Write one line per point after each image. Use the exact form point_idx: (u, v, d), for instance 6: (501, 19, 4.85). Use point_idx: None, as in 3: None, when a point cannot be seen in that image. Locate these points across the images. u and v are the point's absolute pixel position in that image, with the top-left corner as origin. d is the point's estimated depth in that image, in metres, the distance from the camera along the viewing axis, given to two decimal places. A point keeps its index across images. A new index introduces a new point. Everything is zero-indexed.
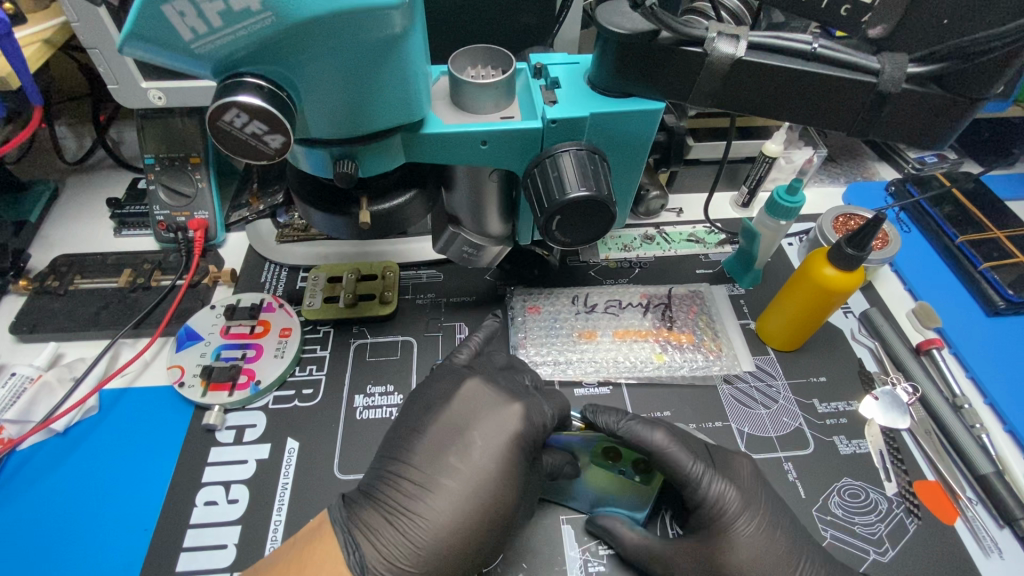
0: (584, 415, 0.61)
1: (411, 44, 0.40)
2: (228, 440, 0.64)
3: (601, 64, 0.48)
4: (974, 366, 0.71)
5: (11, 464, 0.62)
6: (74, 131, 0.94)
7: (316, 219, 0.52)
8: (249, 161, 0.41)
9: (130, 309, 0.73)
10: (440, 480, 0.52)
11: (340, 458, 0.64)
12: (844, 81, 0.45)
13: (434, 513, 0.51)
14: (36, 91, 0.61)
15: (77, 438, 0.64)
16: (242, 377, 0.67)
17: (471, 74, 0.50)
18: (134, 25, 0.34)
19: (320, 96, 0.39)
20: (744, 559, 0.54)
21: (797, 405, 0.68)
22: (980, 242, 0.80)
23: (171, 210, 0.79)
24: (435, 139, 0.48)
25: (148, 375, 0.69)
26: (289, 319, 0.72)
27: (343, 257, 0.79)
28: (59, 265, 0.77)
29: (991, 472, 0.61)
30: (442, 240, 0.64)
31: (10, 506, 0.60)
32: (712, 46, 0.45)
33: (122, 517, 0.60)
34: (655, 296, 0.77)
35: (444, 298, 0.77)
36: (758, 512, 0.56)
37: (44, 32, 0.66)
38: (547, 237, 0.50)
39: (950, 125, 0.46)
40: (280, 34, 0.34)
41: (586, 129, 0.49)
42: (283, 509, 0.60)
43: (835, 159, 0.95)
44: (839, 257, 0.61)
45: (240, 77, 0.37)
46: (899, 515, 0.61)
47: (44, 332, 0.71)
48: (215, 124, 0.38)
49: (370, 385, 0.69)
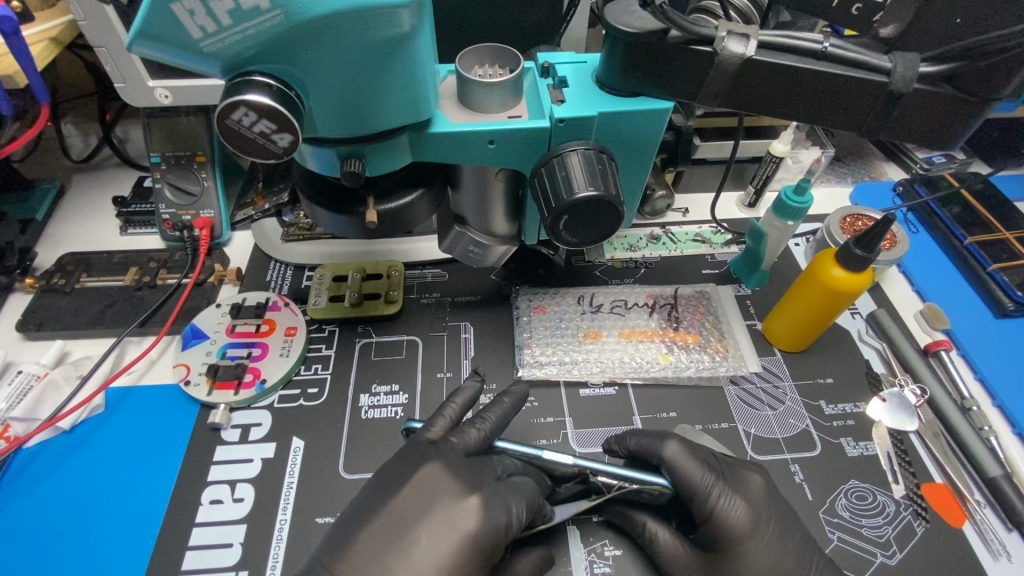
0: (608, 446, 0.63)
1: (419, 42, 0.39)
2: (233, 439, 0.64)
3: (609, 63, 0.48)
4: (982, 368, 0.70)
5: (18, 462, 0.62)
6: (80, 129, 0.94)
7: (322, 218, 0.52)
8: (256, 160, 0.41)
9: (136, 307, 0.73)
10: (445, 517, 0.51)
11: (345, 457, 0.64)
12: (856, 80, 0.44)
13: (426, 563, 0.49)
14: (43, 89, 0.61)
15: (83, 436, 0.65)
16: (247, 375, 0.67)
17: (478, 73, 0.50)
18: (143, 23, 0.34)
19: (329, 94, 0.39)
20: (759, 561, 0.54)
21: (804, 407, 0.68)
22: (988, 243, 0.79)
23: (177, 209, 0.79)
24: (443, 138, 0.48)
25: (154, 373, 0.70)
26: (294, 318, 0.72)
27: (348, 257, 0.79)
28: (65, 264, 0.77)
29: (999, 475, 0.61)
30: (448, 240, 0.64)
31: (19, 502, 0.60)
32: (722, 45, 0.44)
33: (128, 515, 0.60)
34: (661, 296, 0.76)
35: (449, 298, 0.76)
36: (767, 525, 0.55)
37: (52, 30, 0.66)
38: (554, 237, 0.50)
39: (962, 125, 0.46)
40: (288, 32, 0.34)
41: (594, 129, 0.49)
42: (289, 509, 0.60)
43: (842, 159, 0.94)
44: (848, 258, 0.61)
45: (249, 75, 0.37)
46: (907, 518, 0.60)
47: (51, 330, 0.71)
48: (223, 123, 0.38)
49: (374, 384, 0.69)
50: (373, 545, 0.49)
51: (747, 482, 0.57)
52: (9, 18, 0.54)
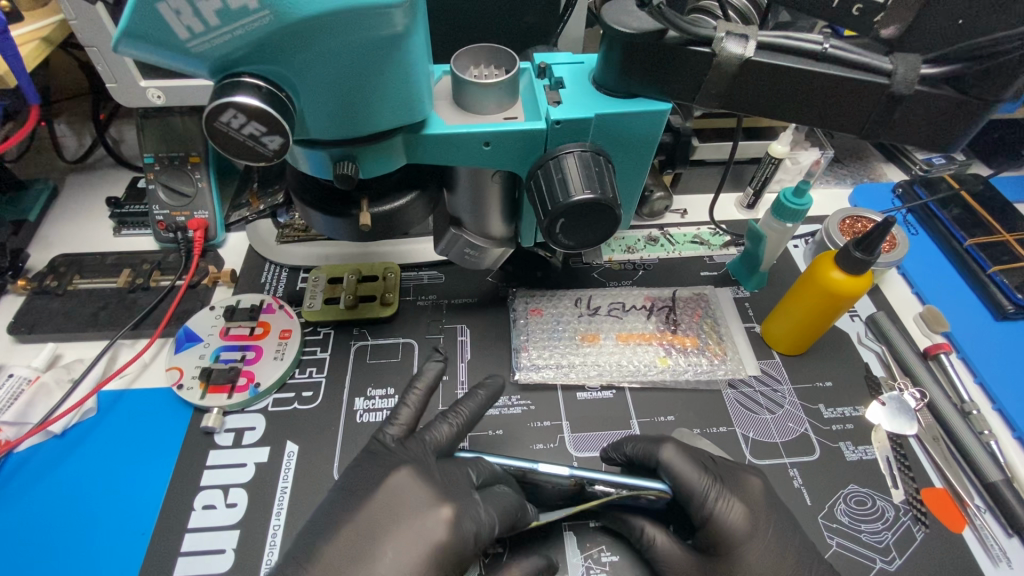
0: (606, 455, 0.63)
1: (412, 42, 0.39)
2: (226, 443, 0.64)
3: (606, 63, 0.47)
4: (982, 371, 0.70)
5: (8, 466, 0.62)
6: (74, 129, 0.94)
7: (315, 220, 0.51)
8: (246, 162, 0.40)
9: (129, 309, 0.73)
10: None
11: (340, 461, 0.63)
12: (856, 82, 0.44)
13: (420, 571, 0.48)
14: (33, 90, 0.60)
15: (74, 440, 0.64)
16: (241, 379, 0.67)
17: (473, 74, 0.49)
18: (128, 23, 0.33)
19: (320, 96, 0.38)
20: (758, 567, 0.53)
21: (803, 410, 0.67)
22: (989, 245, 0.79)
23: (171, 210, 0.78)
24: (438, 140, 0.47)
25: (147, 376, 0.69)
26: (289, 320, 0.72)
27: (343, 258, 0.78)
28: (57, 265, 0.76)
29: (999, 480, 0.61)
30: (443, 242, 0.63)
31: (9, 507, 0.59)
32: (720, 46, 0.44)
33: (120, 520, 0.59)
34: (659, 298, 0.76)
35: (445, 300, 0.76)
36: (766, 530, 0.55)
37: (43, 30, 0.65)
38: (551, 240, 0.50)
39: (964, 127, 0.45)
40: (278, 33, 0.34)
41: (590, 130, 0.49)
42: (282, 514, 0.59)
43: (841, 160, 0.94)
44: (847, 261, 0.60)
45: (238, 76, 0.36)
46: (906, 523, 0.60)
47: (42, 333, 0.70)
48: (212, 125, 0.37)
49: (370, 387, 0.68)
50: (366, 548, 0.48)
51: (747, 486, 0.57)
52: None
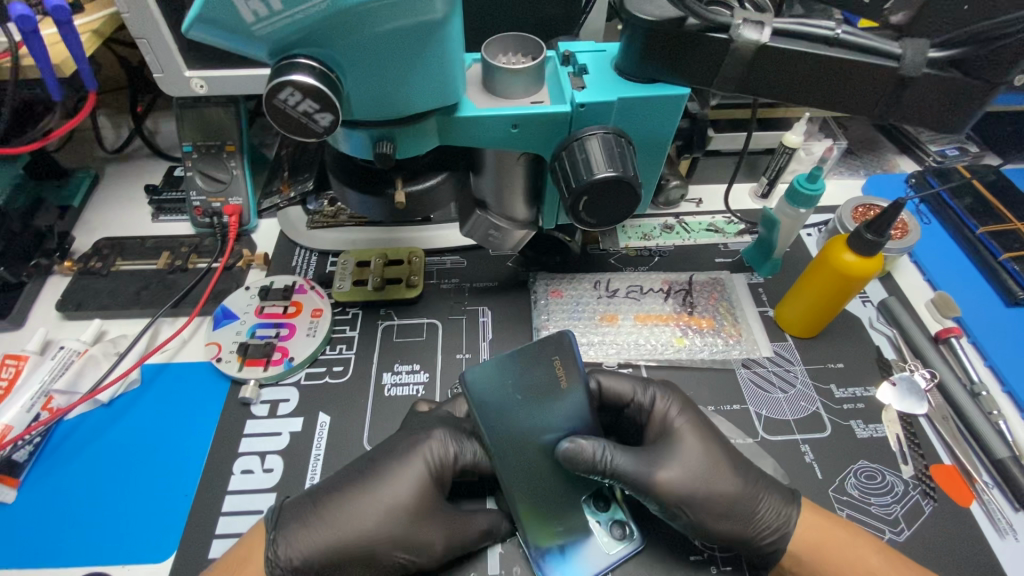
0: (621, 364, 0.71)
1: (451, 28, 0.42)
2: (262, 413, 0.67)
3: (628, 51, 0.50)
4: (992, 354, 0.71)
5: (60, 432, 0.66)
6: (113, 121, 0.98)
7: (352, 199, 0.54)
8: (298, 138, 0.43)
9: (169, 289, 0.77)
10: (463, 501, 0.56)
11: (370, 431, 0.67)
12: (867, 64, 0.46)
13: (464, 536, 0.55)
14: (92, 77, 0.64)
15: (121, 409, 0.68)
16: (276, 354, 0.70)
17: (502, 60, 0.52)
18: (201, 9, 0.36)
19: (365, 77, 0.42)
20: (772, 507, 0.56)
21: (814, 390, 0.69)
22: (1000, 234, 0.80)
23: (207, 196, 0.82)
24: (469, 122, 0.50)
25: (187, 351, 0.73)
26: (320, 300, 0.75)
27: (370, 243, 0.82)
28: (101, 248, 0.81)
29: (1007, 457, 0.62)
30: (468, 224, 0.65)
31: (62, 470, 0.63)
32: (737, 32, 0.47)
33: (164, 484, 0.63)
34: (676, 282, 0.78)
35: (467, 283, 0.79)
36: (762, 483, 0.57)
37: (95, 23, 0.69)
38: (573, 218, 0.52)
39: (969, 108, 0.47)
40: (333, 17, 0.37)
41: (613, 114, 0.51)
42: (316, 479, 0.63)
43: (855, 152, 0.95)
44: (859, 243, 0.62)
45: (294, 58, 0.40)
46: (915, 497, 0.62)
47: (89, 310, 0.74)
48: (269, 102, 0.41)
49: (397, 363, 0.72)
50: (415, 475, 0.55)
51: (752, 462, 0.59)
52: (63, 8, 0.57)
